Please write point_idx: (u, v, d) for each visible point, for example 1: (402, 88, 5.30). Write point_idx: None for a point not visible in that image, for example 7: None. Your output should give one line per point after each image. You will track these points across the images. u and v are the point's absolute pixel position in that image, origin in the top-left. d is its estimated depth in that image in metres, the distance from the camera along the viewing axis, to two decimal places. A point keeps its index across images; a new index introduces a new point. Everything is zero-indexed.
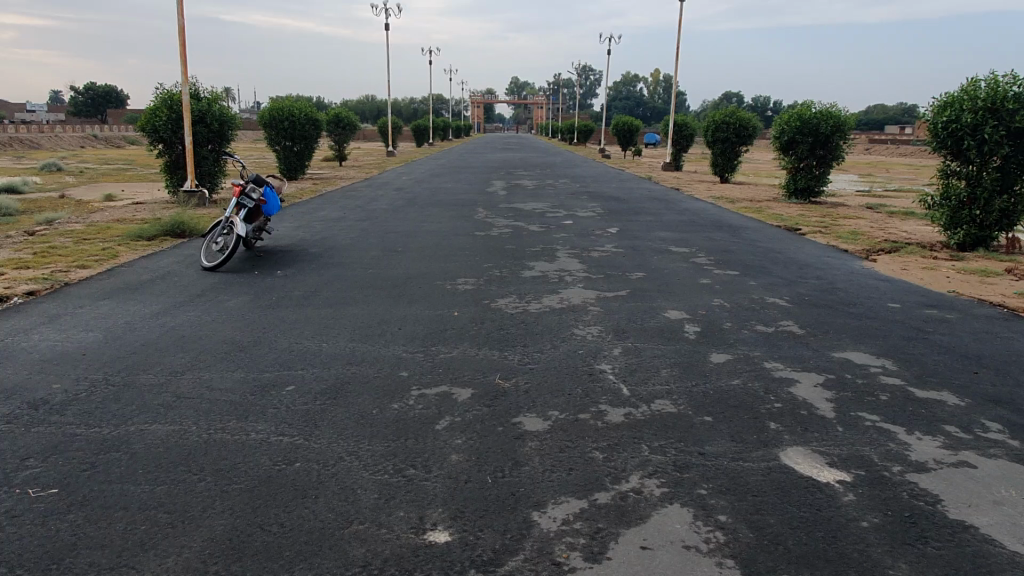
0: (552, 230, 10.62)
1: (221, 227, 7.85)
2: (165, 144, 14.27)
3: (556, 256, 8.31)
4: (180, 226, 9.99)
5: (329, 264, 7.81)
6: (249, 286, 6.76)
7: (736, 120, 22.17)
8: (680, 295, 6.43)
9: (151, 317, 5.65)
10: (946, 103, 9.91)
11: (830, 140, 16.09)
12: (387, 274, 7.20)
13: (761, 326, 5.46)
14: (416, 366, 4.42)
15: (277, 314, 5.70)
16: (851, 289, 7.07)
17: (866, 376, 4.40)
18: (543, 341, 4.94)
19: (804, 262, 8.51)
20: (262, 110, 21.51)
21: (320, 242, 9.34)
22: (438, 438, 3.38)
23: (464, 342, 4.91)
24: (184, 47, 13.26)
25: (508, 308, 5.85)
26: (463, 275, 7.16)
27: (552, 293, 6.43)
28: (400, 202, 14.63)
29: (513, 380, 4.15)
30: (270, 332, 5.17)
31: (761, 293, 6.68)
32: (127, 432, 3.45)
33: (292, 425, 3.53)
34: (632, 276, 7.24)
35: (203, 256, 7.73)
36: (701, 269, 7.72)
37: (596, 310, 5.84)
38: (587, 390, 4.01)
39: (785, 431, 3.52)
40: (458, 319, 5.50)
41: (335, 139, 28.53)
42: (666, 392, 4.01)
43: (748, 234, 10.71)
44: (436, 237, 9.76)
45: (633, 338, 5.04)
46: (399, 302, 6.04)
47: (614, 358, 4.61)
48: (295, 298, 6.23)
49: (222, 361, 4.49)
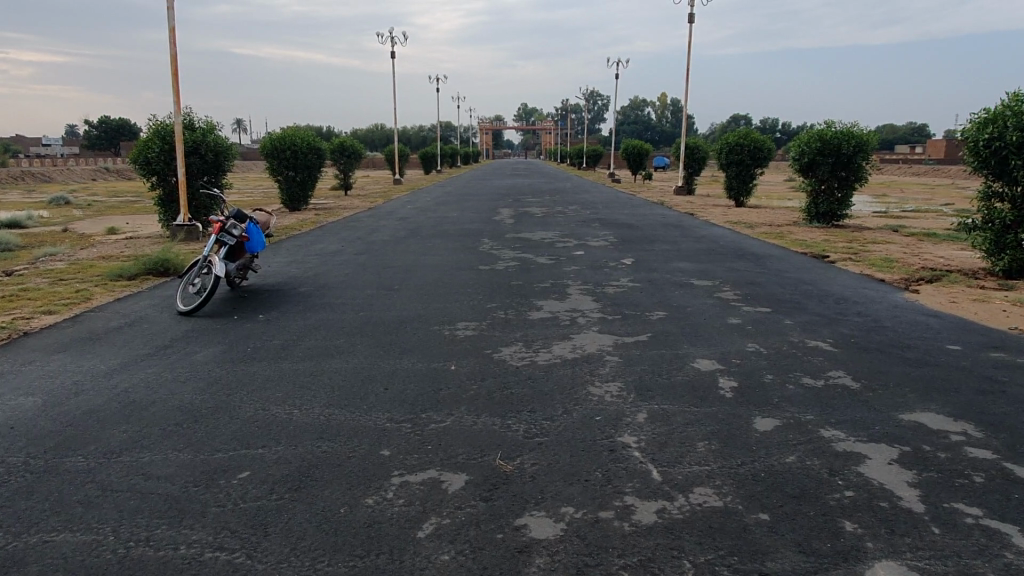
0: (562, 262, 9.91)
1: (199, 267, 7.12)
2: (158, 177, 13.69)
3: (567, 294, 7.58)
4: (164, 264, 9.31)
5: (317, 306, 7.11)
6: (225, 334, 6.06)
7: (750, 142, 21.51)
8: (709, 339, 5.65)
9: (104, 376, 4.94)
10: (985, 120, 9.18)
11: (851, 160, 15.38)
12: (380, 318, 6.48)
13: (808, 380, 4.67)
14: (400, 442, 3.65)
15: (248, 371, 4.97)
16: (901, 328, 6.27)
17: (947, 447, 3.61)
18: (554, 403, 4.18)
19: (841, 294, 7.75)
20: (264, 141, 21.04)
21: (311, 280, 8.64)
22: (419, 554, 2.62)
23: (460, 407, 4.15)
24: (176, 75, 12.75)
25: (512, 360, 5.09)
26: (463, 318, 6.44)
27: (562, 339, 5.69)
28: (402, 233, 13.98)
29: (517, 461, 3.39)
30: (234, 396, 4.44)
31: (800, 334, 5.89)
32: (27, 547, 2.71)
33: (235, 533, 2.78)
34: (651, 316, 6.50)
35: (179, 299, 6.99)
36: (728, 305, 6.97)
37: (613, 360, 5.08)
38: (609, 475, 3.25)
39: (867, 536, 2.74)
40: (455, 376, 4.76)
41: (341, 167, 27.82)
42: (707, 476, 3.23)
43: (774, 263, 9.91)
44: (437, 272, 9.04)
45: (658, 398, 4.27)
46: (389, 354, 5.31)
47: (638, 426, 3.83)
48: (271, 350, 5.50)
49: (170, 438, 3.76)
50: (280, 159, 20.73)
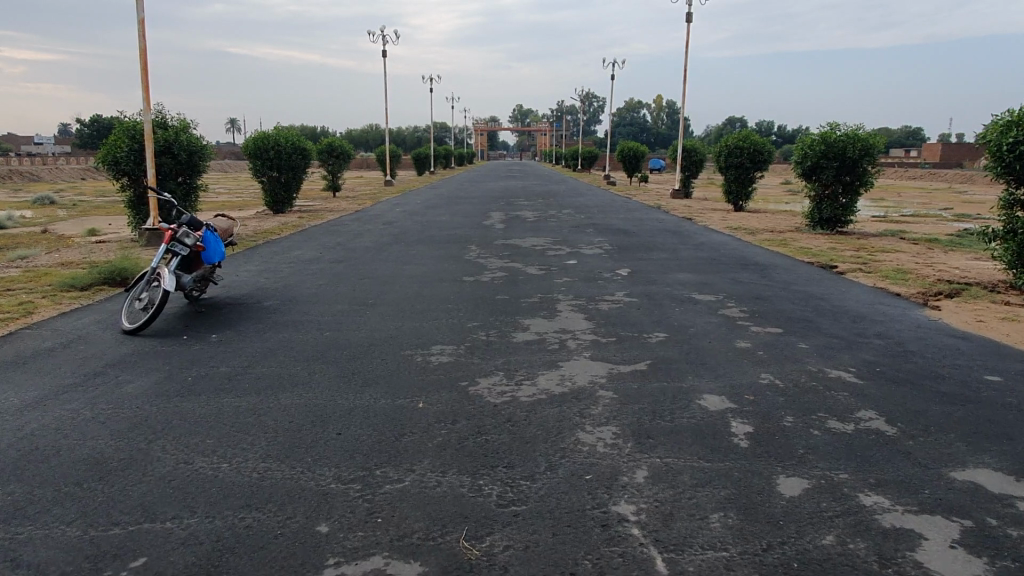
0: (553, 273, 9.23)
1: (146, 280, 6.39)
2: (128, 178, 12.93)
3: (556, 311, 6.89)
4: (121, 274, 8.60)
5: (279, 324, 6.40)
6: (168, 358, 5.36)
7: (749, 144, 20.85)
8: (716, 368, 4.97)
9: (12, 414, 4.22)
10: (1010, 122, 8.48)
11: (857, 164, 14.71)
12: (346, 340, 5.77)
13: (835, 424, 3.98)
14: (344, 513, 2.95)
15: (181, 408, 4.26)
16: (930, 353, 5.58)
17: (1017, 521, 2.93)
18: (536, 456, 3.49)
19: (856, 311, 7.09)
20: (246, 141, 20.23)
21: (278, 292, 7.91)
22: None
23: (424, 461, 3.45)
24: (145, 70, 12.00)
25: (490, 396, 4.40)
26: (440, 341, 5.74)
27: (549, 368, 5.00)
28: (386, 238, 13.29)
29: (486, 544, 2.70)
30: (156, 443, 3.72)
31: (818, 362, 5.20)
32: None
33: None
34: (650, 338, 5.82)
35: (123, 316, 6.27)
36: (734, 325, 6.31)
37: (608, 395, 4.40)
38: (601, 567, 2.56)
39: None
40: (422, 416, 4.06)
41: (329, 168, 27.03)
42: (727, 568, 2.55)
43: (780, 274, 9.22)
44: (417, 284, 8.33)
45: (661, 449, 3.58)
46: (349, 385, 4.60)
47: (638, 490, 3.15)
48: (215, 379, 4.79)
49: (61, 506, 3.05)
50: (263, 160, 19.95)
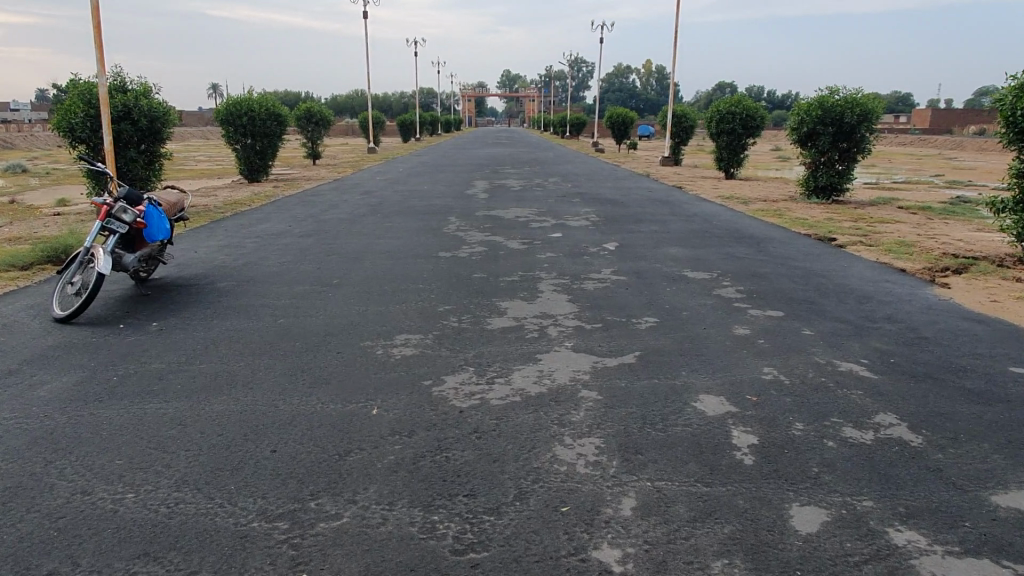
0: (536, 247, 8.62)
1: (80, 262, 5.75)
2: (85, 145, 12.14)
3: (537, 291, 6.32)
4: (67, 251, 7.92)
5: (231, 309, 5.78)
6: (97, 352, 4.74)
7: (743, 109, 20.13)
8: (713, 361, 4.42)
9: None
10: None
11: (855, 130, 14.08)
12: (302, 329, 5.18)
13: (851, 432, 3.45)
14: (258, 568, 2.37)
15: (96, 417, 3.66)
16: (946, 340, 5.05)
17: None
18: (504, 481, 2.93)
19: (861, 290, 6.55)
20: (218, 107, 19.31)
21: (236, 270, 7.27)
22: None
23: (370, 489, 2.88)
24: (98, 29, 11.15)
25: (457, 399, 3.83)
26: (406, 329, 5.15)
27: (526, 361, 4.44)
28: (361, 209, 12.61)
29: None
30: (55, 465, 3.13)
31: (825, 352, 4.66)
32: None
33: None
34: (639, 323, 5.27)
35: (55, 302, 5.63)
36: (730, 308, 5.76)
37: (591, 397, 3.85)
38: None
39: None
40: (376, 425, 3.50)
41: (308, 135, 26.13)
42: None
43: (777, 248, 8.66)
44: (388, 262, 7.73)
45: (653, 470, 3.03)
46: (296, 387, 4.02)
47: (624, 528, 2.60)
48: (145, 379, 4.19)
49: None
50: (236, 126, 19.08)
